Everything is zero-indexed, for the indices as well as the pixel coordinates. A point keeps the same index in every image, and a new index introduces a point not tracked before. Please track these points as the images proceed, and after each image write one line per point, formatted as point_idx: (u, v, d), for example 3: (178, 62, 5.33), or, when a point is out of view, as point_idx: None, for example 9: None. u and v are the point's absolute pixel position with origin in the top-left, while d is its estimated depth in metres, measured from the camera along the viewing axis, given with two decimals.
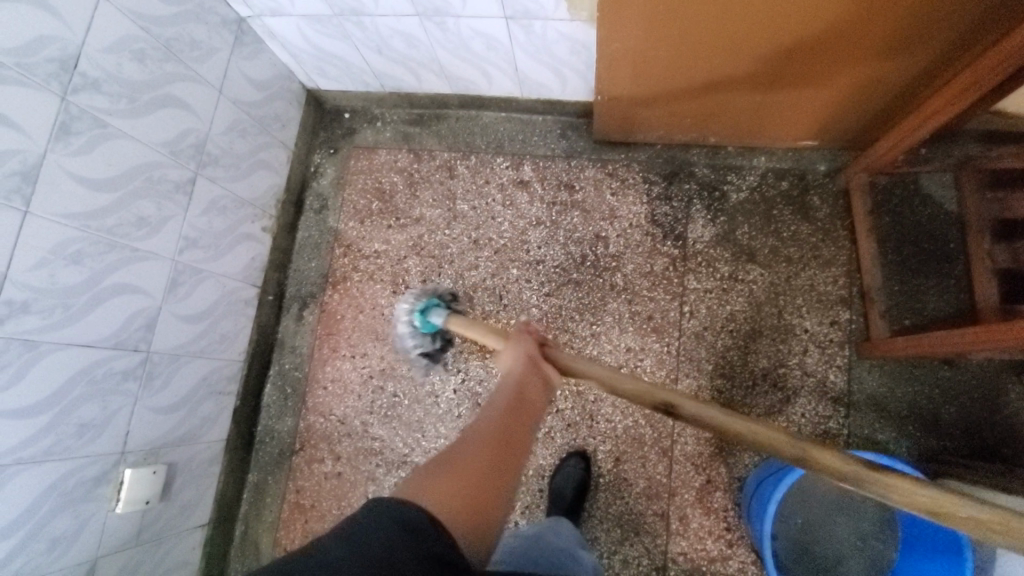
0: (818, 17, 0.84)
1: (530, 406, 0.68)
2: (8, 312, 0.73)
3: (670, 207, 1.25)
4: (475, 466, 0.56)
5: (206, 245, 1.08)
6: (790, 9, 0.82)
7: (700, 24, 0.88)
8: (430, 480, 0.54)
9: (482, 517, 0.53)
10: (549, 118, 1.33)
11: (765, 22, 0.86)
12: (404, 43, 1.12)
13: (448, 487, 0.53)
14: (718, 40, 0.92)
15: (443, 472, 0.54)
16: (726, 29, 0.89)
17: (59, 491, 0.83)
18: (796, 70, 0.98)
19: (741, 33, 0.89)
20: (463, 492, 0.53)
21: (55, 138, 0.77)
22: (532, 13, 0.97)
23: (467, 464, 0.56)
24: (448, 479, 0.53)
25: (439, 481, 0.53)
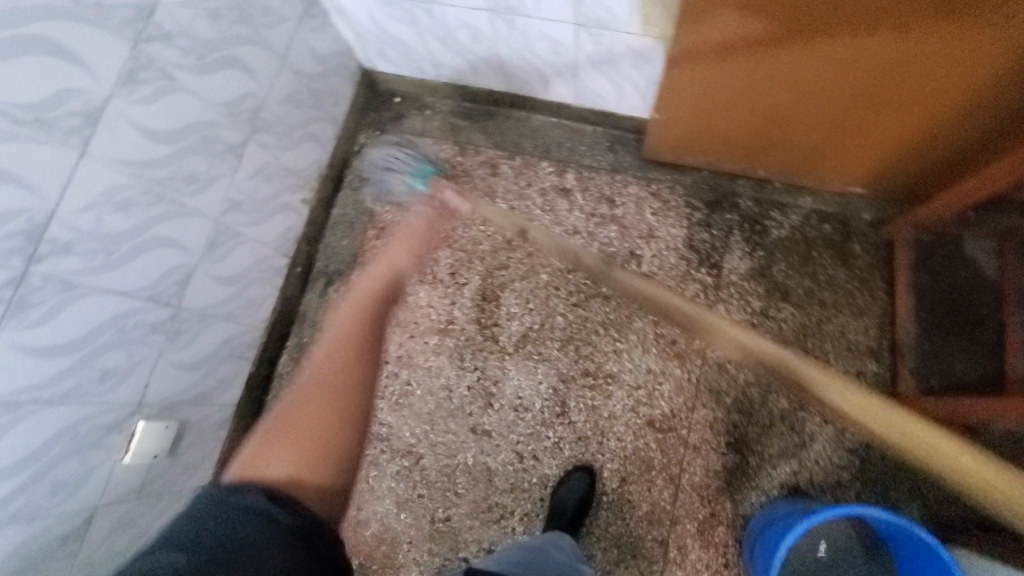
0: (867, 67, 0.85)
1: (358, 348, 0.90)
2: (50, 250, 0.72)
3: (709, 235, 1.24)
4: (305, 429, 0.81)
5: (248, 210, 1.08)
6: (854, 56, 0.83)
7: (768, 58, 0.89)
8: (257, 459, 0.77)
9: (317, 465, 0.78)
10: (599, 129, 1.32)
11: (830, 66, 0.87)
12: (468, 36, 1.13)
13: (277, 459, 0.77)
14: (766, 78, 0.94)
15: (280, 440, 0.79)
16: (789, 68, 0.90)
17: (72, 436, 0.82)
18: (854, 116, 0.97)
19: (802, 72, 0.90)
20: (294, 452, 0.78)
21: (121, 84, 0.76)
22: (605, 23, 0.97)
23: (297, 428, 0.81)
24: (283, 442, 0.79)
25: (265, 456, 0.77)
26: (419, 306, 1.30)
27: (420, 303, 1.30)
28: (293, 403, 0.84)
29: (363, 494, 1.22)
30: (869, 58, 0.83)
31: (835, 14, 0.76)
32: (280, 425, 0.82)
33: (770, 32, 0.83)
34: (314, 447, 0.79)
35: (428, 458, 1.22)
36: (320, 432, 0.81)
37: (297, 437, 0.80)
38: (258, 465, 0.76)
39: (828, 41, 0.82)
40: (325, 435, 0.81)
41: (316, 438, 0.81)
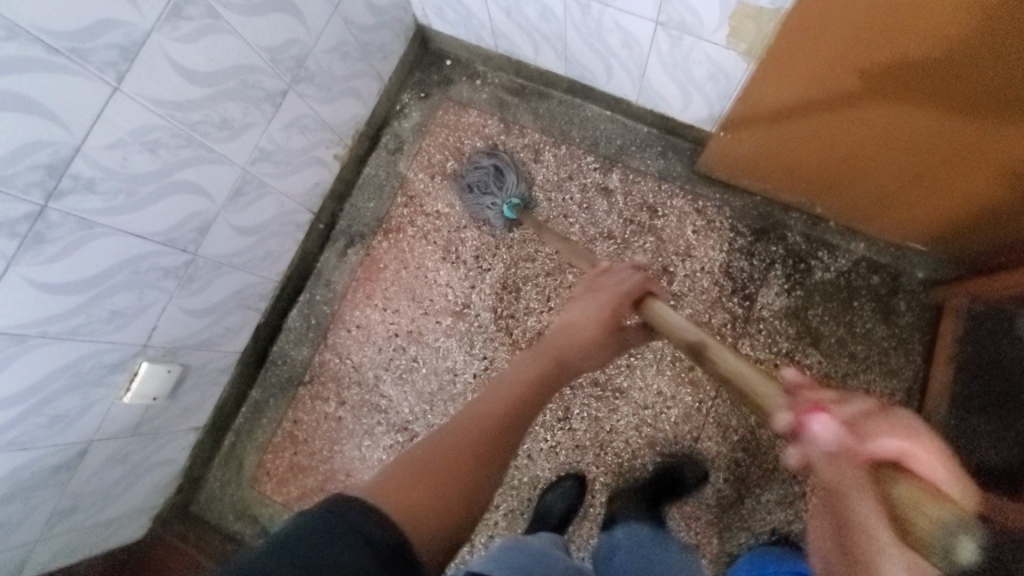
0: (955, 127, 0.79)
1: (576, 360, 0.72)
2: (71, 186, 0.69)
3: (748, 264, 1.19)
4: (445, 462, 0.57)
5: (278, 162, 1.03)
6: (953, 114, 0.77)
7: (859, 99, 0.83)
8: (393, 473, 0.54)
9: (448, 514, 0.52)
10: (653, 131, 1.25)
11: (925, 120, 0.80)
12: (536, 12, 1.05)
13: (418, 489, 0.52)
14: (845, 116, 0.87)
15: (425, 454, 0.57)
16: (880, 113, 0.83)
17: (75, 371, 0.81)
18: (930, 173, 0.90)
19: (885, 116, 0.83)
20: (418, 500, 0.51)
21: (165, 19, 0.71)
22: (687, 25, 0.90)
23: (438, 465, 0.56)
24: (416, 474, 0.54)
25: (409, 472, 0.54)
26: (437, 284, 1.27)
27: (439, 281, 1.27)
28: (440, 433, 0.60)
29: (352, 460, 1.22)
30: (955, 121, 0.77)
31: (942, 65, 0.70)
32: (417, 470, 0.55)
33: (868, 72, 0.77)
34: (455, 499, 0.54)
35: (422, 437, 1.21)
36: (471, 462, 0.58)
37: (414, 501, 0.51)
38: (395, 492, 0.51)
39: (921, 89, 0.75)
40: (471, 470, 0.57)
41: (456, 486, 0.55)
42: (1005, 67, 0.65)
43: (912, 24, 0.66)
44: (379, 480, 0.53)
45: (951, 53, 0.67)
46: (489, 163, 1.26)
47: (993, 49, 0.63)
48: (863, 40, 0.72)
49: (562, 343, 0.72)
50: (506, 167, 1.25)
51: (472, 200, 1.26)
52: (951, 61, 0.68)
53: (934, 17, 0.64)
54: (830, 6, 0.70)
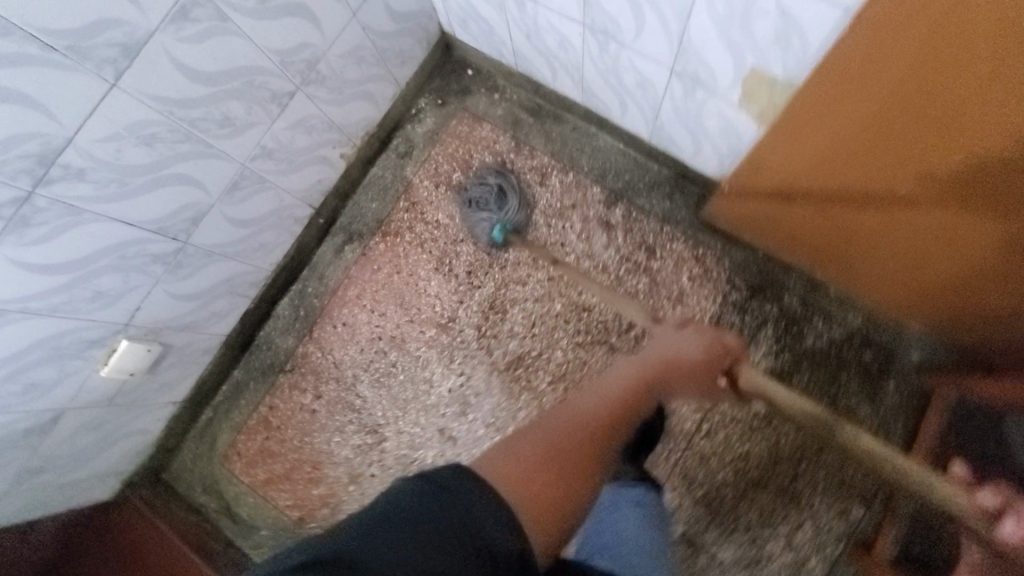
0: (957, 224, 0.75)
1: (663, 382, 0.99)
2: (61, 175, 0.71)
3: (739, 320, 1.16)
4: (578, 450, 0.68)
5: (280, 159, 1.04)
6: (959, 215, 0.74)
7: (866, 182, 0.80)
8: (512, 452, 0.63)
9: (564, 517, 0.62)
10: (663, 171, 1.23)
11: (931, 214, 0.77)
12: (555, 40, 1.03)
13: (551, 473, 0.63)
14: (849, 195, 0.85)
15: (532, 439, 0.67)
16: (883, 197, 0.81)
17: (53, 344, 0.84)
18: (931, 263, 0.87)
19: (889, 201, 0.81)
20: (537, 486, 0.61)
21: (170, 20, 0.72)
22: (700, 79, 0.87)
23: (568, 454, 0.67)
24: (537, 463, 0.63)
25: (534, 459, 0.63)
26: (426, 293, 1.27)
27: (429, 291, 1.27)
28: (552, 419, 0.72)
29: (319, 454, 1.24)
30: (957, 217, 0.74)
31: (950, 161, 0.67)
32: (542, 445, 0.67)
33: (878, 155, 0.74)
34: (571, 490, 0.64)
35: (390, 443, 1.22)
36: (574, 467, 0.66)
37: (549, 465, 0.64)
38: (510, 465, 0.61)
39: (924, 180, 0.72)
40: (586, 470, 0.67)
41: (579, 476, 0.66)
42: (1015, 178, 0.62)
43: (925, 112, 0.63)
44: (494, 460, 0.62)
45: (957, 152, 0.65)
46: (495, 180, 1.26)
47: (997, 154, 0.61)
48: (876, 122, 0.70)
49: (660, 369, 1.00)
50: (515, 196, 1.25)
51: (468, 215, 1.27)
52: (961, 159, 0.65)
53: (946, 110, 0.61)
54: (844, 83, 0.68)
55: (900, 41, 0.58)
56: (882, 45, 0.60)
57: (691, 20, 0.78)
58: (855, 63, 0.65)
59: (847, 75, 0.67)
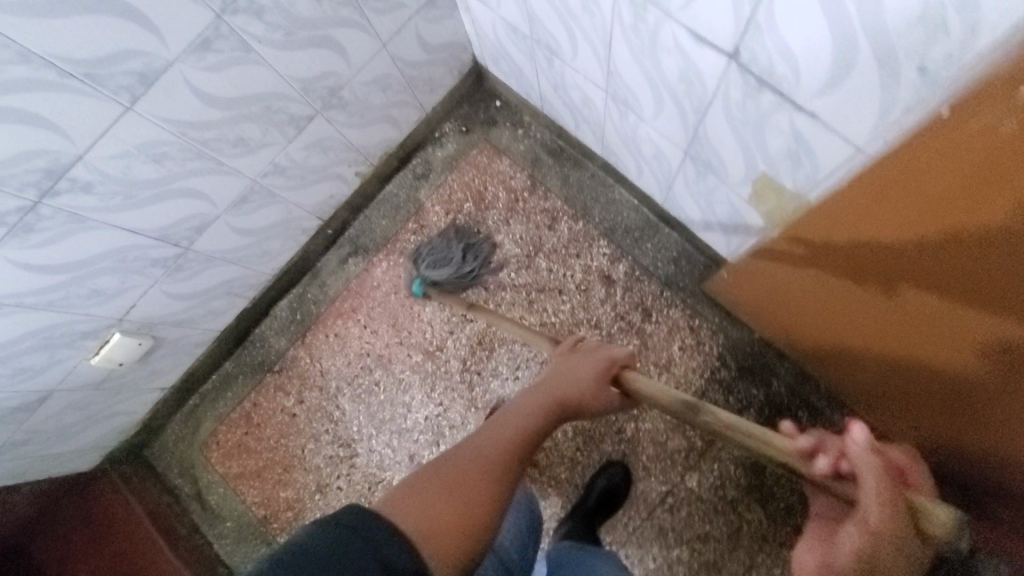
0: (944, 362, 0.68)
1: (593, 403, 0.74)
2: (67, 187, 0.73)
3: (723, 400, 1.13)
4: (477, 478, 0.57)
5: (293, 176, 1.06)
6: (952, 355, 0.66)
7: (862, 293, 0.74)
8: (416, 489, 0.55)
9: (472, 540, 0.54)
10: (673, 235, 1.21)
11: (918, 350, 0.71)
12: (579, 97, 1.02)
13: (439, 499, 0.54)
14: (844, 302, 0.79)
15: (428, 478, 0.56)
16: (874, 315, 0.75)
17: (46, 334, 0.87)
18: (918, 400, 0.79)
19: (879, 321, 0.74)
20: (442, 528, 0.52)
21: (192, 50, 0.73)
22: (712, 168, 0.86)
23: (463, 475, 0.57)
24: (439, 494, 0.55)
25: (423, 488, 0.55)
26: (419, 318, 1.29)
27: (422, 316, 1.28)
28: (444, 454, 0.60)
29: (292, 458, 1.27)
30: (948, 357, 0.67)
31: (933, 313, 0.63)
32: (442, 478, 0.57)
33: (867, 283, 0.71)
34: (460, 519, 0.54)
35: (361, 459, 1.24)
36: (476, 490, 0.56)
37: (434, 494, 0.55)
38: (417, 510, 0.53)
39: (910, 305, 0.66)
40: (486, 490, 0.57)
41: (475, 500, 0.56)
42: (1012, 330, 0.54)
43: (919, 265, 0.60)
44: (393, 498, 0.54)
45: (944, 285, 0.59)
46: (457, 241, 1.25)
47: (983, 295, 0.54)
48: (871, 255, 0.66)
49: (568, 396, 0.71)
50: (453, 274, 1.23)
51: (416, 259, 1.27)
52: (946, 318, 0.62)
53: (940, 272, 0.58)
54: (845, 211, 0.64)
55: (912, 175, 0.52)
56: (893, 172, 0.54)
57: (705, 116, 0.76)
58: (857, 196, 0.61)
59: (848, 202, 0.63)
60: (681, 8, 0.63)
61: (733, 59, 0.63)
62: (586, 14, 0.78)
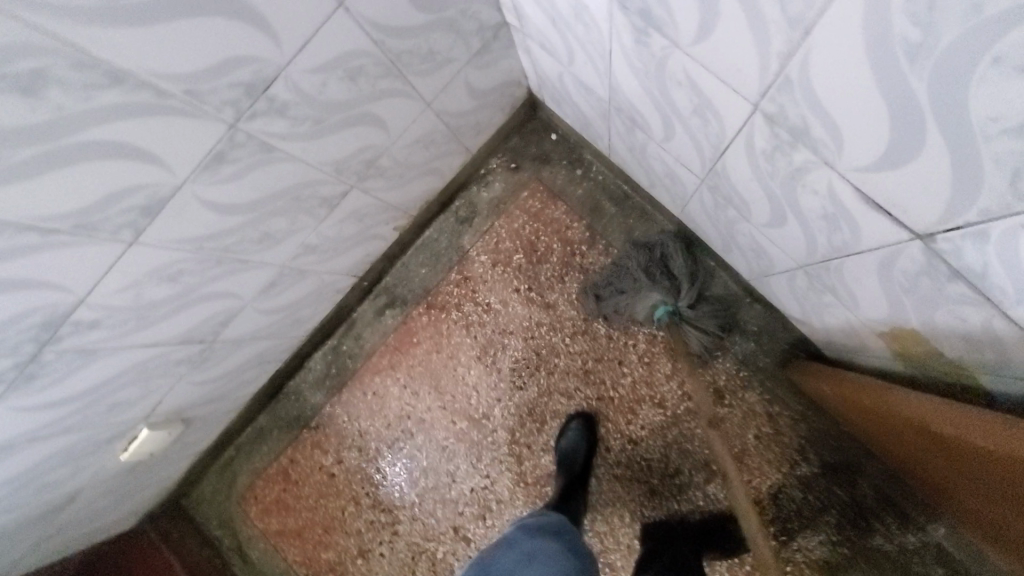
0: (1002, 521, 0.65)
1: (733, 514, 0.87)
2: (71, 330, 0.63)
3: (802, 498, 1.02)
4: None
5: (325, 250, 0.93)
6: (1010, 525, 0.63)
7: (940, 459, 0.68)
8: None
9: None
10: (754, 307, 1.06)
11: (983, 505, 0.67)
12: (662, 169, 0.84)
13: None
14: (924, 451, 0.71)
15: None
16: (950, 472, 0.69)
17: (67, 451, 0.80)
18: (975, 508, 0.73)
19: (960, 483, 0.69)
20: None
21: (203, 168, 0.59)
22: (833, 292, 0.69)
23: None
24: None
25: None
26: (463, 382, 1.18)
27: (467, 380, 1.18)
28: None
29: (332, 520, 1.22)
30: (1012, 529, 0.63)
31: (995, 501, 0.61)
32: None
33: (944, 453, 0.65)
34: None
35: (403, 526, 1.18)
36: None
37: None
38: None
39: (989, 498, 0.63)
40: None
41: None
42: None
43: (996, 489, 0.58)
44: None
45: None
46: None
47: None
48: (923, 435, 0.67)
49: None
50: None
51: None
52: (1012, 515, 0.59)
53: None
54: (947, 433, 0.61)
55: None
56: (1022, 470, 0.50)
57: (844, 256, 0.58)
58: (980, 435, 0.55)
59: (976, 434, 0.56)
60: (854, 170, 0.44)
61: (919, 237, 0.44)
62: (695, 116, 0.59)
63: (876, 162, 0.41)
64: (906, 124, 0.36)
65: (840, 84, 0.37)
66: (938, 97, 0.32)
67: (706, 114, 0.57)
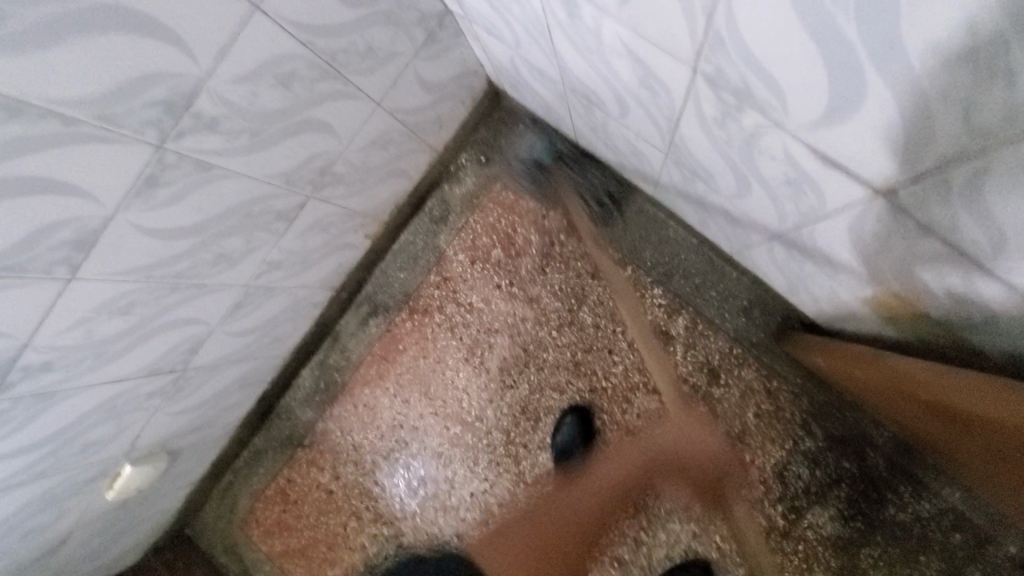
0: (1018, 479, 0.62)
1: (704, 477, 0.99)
2: (22, 376, 0.61)
3: (809, 474, 0.99)
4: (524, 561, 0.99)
5: (292, 264, 0.90)
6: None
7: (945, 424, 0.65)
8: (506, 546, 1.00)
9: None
10: (745, 281, 1.01)
11: (995, 466, 0.63)
12: (627, 148, 0.80)
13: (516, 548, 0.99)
14: (927, 417, 0.68)
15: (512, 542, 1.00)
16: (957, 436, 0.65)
17: (45, 497, 0.78)
18: (986, 467, 0.70)
19: (968, 445, 0.65)
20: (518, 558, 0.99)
21: (135, 195, 0.57)
22: (813, 259, 0.65)
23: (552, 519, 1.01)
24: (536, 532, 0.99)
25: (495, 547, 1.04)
26: (453, 385, 1.15)
27: (457, 383, 1.15)
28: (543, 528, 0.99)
29: (336, 536, 1.20)
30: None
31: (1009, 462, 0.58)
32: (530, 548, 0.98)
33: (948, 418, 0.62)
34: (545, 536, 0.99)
35: (407, 537, 1.16)
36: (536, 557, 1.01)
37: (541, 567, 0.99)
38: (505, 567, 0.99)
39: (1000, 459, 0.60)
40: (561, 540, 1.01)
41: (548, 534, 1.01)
42: None
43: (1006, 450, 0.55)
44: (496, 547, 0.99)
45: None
46: None
47: None
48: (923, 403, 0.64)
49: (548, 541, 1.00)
50: None
51: None
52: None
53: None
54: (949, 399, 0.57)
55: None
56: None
57: (814, 221, 0.55)
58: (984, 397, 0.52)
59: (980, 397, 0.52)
60: (803, 128, 0.41)
61: (881, 194, 0.41)
62: (642, 87, 0.56)
63: (824, 118, 0.37)
64: (846, 70, 0.32)
65: (772, 34, 0.34)
66: (874, 36, 0.29)
67: (652, 83, 0.53)
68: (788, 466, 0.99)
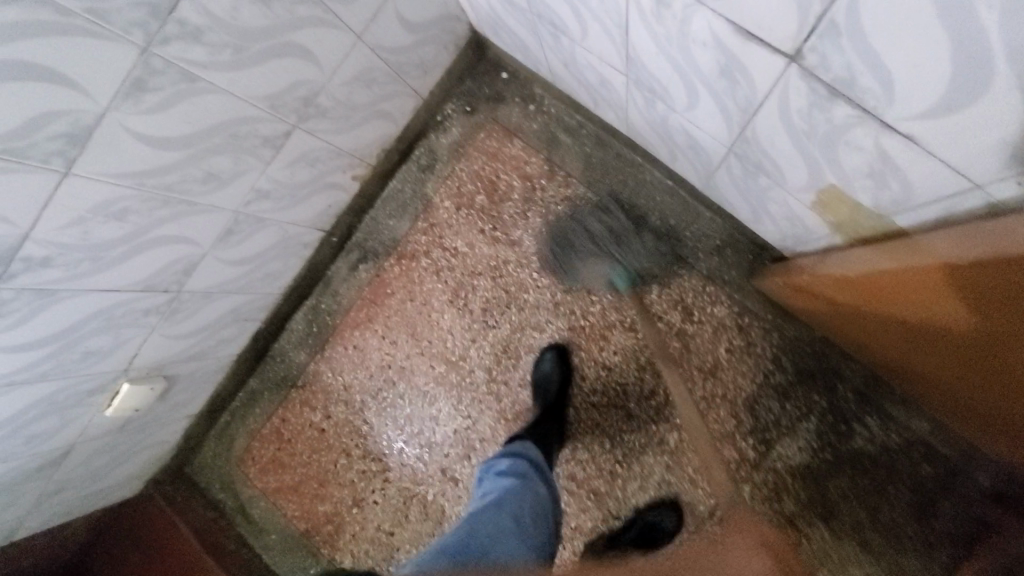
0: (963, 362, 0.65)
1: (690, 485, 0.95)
2: (23, 268, 0.66)
3: (779, 407, 1.01)
4: None
5: (279, 197, 0.95)
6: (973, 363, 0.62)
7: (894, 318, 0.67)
8: None
9: None
10: (717, 221, 1.04)
11: (943, 354, 0.66)
12: (595, 79, 0.84)
13: None
14: (874, 318, 0.71)
15: None
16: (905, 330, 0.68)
17: (47, 402, 0.84)
18: (931, 370, 0.73)
19: (915, 339, 0.68)
20: None
21: (124, 95, 0.62)
22: (762, 168, 0.69)
23: None
24: None
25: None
26: (438, 326, 1.20)
27: (442, 324, 1.19)
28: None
29: (326, 473, 1.25)
30: (978, 365, 0.62)
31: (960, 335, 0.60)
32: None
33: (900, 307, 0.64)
34: None
35: (393, 473, 1.21)
36: None
37: None
38: None
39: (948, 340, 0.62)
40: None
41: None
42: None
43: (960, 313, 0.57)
44: None
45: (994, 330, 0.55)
46: None
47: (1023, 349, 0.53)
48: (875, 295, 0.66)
49: None
50: None
51: None
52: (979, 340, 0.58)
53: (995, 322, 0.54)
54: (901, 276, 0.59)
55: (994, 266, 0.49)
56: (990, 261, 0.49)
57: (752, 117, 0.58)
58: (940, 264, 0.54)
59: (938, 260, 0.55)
60: None
61: None
62: None
63: None
64: None
65: None
66: None
67: None
68: (758, 399, 1.02)
